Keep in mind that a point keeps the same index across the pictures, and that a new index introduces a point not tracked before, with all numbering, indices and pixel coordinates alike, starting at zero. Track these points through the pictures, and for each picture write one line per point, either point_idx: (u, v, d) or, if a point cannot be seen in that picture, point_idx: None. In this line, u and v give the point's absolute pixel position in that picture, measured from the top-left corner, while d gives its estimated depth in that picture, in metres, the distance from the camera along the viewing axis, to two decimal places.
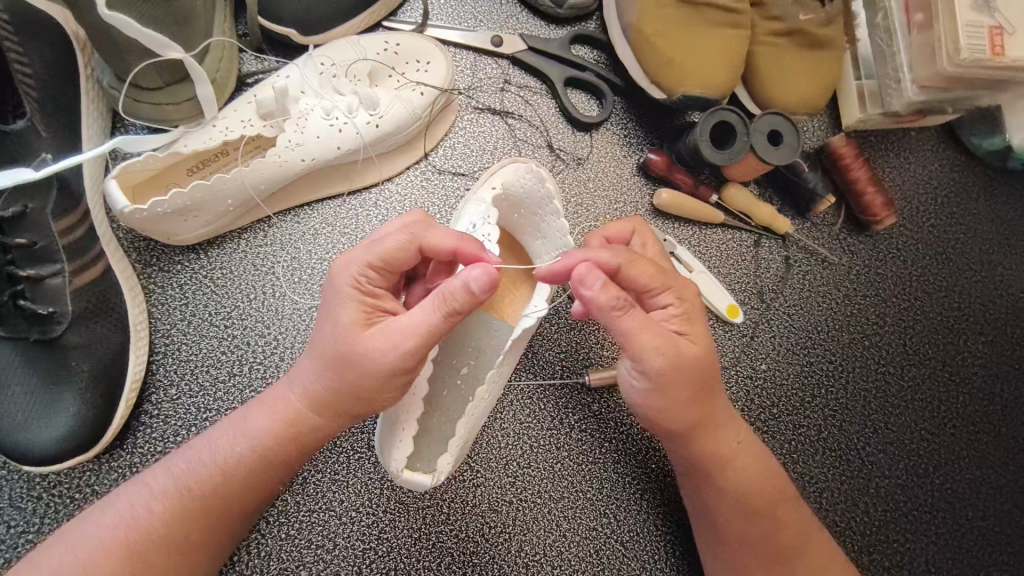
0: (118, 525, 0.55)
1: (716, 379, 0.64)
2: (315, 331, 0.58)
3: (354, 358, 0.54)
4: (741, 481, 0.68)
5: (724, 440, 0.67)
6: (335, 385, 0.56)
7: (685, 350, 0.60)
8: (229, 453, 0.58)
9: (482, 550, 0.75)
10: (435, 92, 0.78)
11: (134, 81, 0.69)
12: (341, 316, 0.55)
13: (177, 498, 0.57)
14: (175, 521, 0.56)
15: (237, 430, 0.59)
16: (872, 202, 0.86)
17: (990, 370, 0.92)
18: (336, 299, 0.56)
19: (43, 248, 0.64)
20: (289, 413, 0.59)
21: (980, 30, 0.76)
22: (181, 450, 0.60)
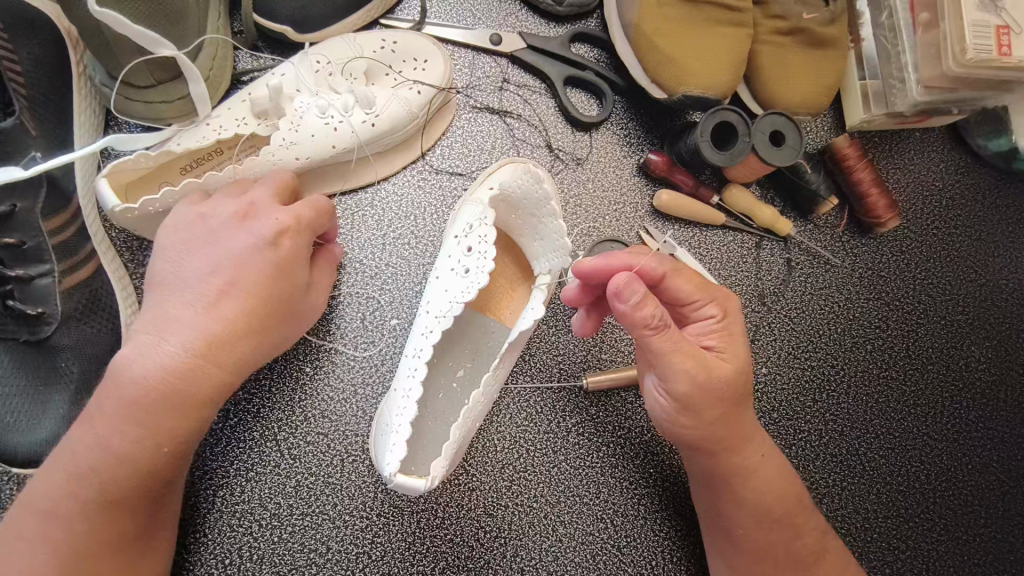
0: (48, 539, 0.54)
1: (746, 396, 0.64)
2: (223, 284, 0.59)
3: (276, 312, 0.61)
4: (763, 492, 0.67)
5: (754, 450, 0.66)
6: (244, 347, 0.59)
7: (716, 369, 0.61)
8: (133, 454, 0.55)
9: (477, 554, 0.74)
10: (432, 91, 0.77)
11: (126, 77, 0.68)
12: (288, 266, 0.61)
13: (101, 501, 0.55)
14: (95, 514, 0.55)
15: (126, 428, 0.55)
16: (875, 204, 0.85)
17: (993, 374, 0.91)
18: (269, 256, 0.61)
19: (33, 248, 0.63)
20: (187, 394, 0.56)
21: (987, 29, 0.75)
22: (62, 464, 0.56)
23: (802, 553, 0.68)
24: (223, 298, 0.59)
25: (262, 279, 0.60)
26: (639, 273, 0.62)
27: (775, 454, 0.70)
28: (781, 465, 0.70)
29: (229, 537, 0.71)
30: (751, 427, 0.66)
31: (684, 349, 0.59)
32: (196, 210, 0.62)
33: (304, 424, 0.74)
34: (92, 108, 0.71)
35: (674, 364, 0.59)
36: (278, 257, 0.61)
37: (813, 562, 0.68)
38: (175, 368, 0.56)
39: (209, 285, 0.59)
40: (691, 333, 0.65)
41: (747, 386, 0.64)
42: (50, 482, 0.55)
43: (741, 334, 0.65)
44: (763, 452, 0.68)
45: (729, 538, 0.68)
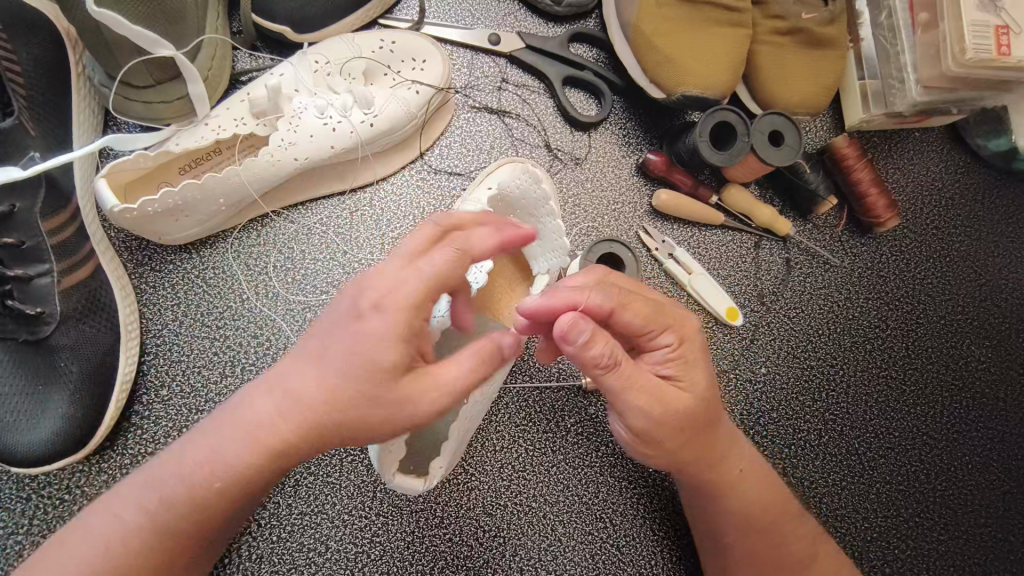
0: (98, 552, 0.51)
1: (716, 413, 0.63)
2: (323, 355, 0.51)
3: (375, 402, 0.50)
4: (748, 503, 0.67)
5: (731, 469, 0.66)
6: (335, 424, 0.51)
7: (672, 400, 0.58)
8: (211, 484, 0.52)
9: (476, 554, 0.75)
10: (431, 91, 0.77)
11: (125, 78, 0.68)
12: (383, 349, 0.50)
13: (159, 525, 0.52)
14: (154, 538, 0.52)
15: (207, 456, 0.52)
16: (874, 204, 0.85)
17: (992, 374, 0.90)
18: (379, 329, 0.50)
19: (32, 247, 0.63)
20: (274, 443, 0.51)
21: (987, 29, 0.75)
22: (143, 475, 0.54)
23: (792, 565, 0.68)
24: (317, 366, 0.51)
25: (366, 355, 0.50)
26: (584, 311, 0.56)
27: (762, 468, 0.69)
28: (771, 479, 0.69)
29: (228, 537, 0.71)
30: (725, 448, 0.65)
31: (637, 386, 0.56)
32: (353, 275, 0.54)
33: None
34: (91, 108, 0.71)
35: (628, 400, 0.57)
36: (376, 339, 0.50)
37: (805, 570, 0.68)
38: (265, 413, 0.52)
39: (310, 349, 0.52)
40: (648, 362, 0.61)
41: (712, 411, 0.62)
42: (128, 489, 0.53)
43: (701, 359, 0.62)
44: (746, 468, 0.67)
45: (720, 545, 0.69)
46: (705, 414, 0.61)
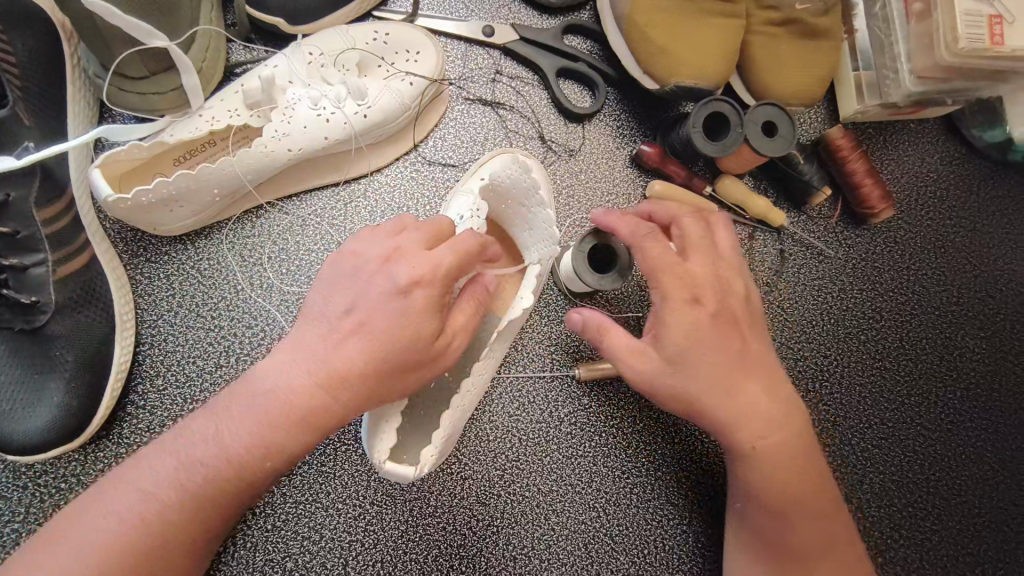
0: (126, 523, 0.52)
1: (726, 376, 0.62)
2: (360, 327, 0.56)
3: (409, 364, 0.56)
4: (764, 481, 0.64)
5: (747, 437, 0.63)
6: (371, 388, 0.56)
7: (639, 357, 0.62)
8: (245, 458, 0.54)
9: (469, 543, 0.75)
10: (425, 83, 0.78)
11: (119, 68, 0.69)
12: (416, 323, 0.55)
13: (190, 497, 0.54)
14: (189, 509, 0.54)
15: (249, 431, 0.54)
16: (868, 195, 0.85)
17: (987, 365, 0.90)
18: (405, 307, 0.55)
19: (27, 237, 0.63)
20: (309, 414, 0.55)
21: (980, 19, 0.75)
22: (172, 452, 0.55)
23: (810, 554, 0.64)
24: (354, 337, 0.56)
25: (397, 324, 0.55)
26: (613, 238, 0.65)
27: (790, 440, 0.65)
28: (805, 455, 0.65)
29: None
30: (748, 412, 0.62)
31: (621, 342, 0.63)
32: (378, 251, 0.58)
33: None
34: (85, 99, 0.71)
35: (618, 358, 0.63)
36: (406, 312, 0.55)
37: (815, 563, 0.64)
38: (302, 388, 0.55)
39: (346, 321, 0.56)
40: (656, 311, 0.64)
41: (726, 372, 0.62)
42: (153, 465, 0.55)
43: (715, 315, 0.62)
44: (772, 440, 0.63)
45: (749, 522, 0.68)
46: (711, 372, 0.61)
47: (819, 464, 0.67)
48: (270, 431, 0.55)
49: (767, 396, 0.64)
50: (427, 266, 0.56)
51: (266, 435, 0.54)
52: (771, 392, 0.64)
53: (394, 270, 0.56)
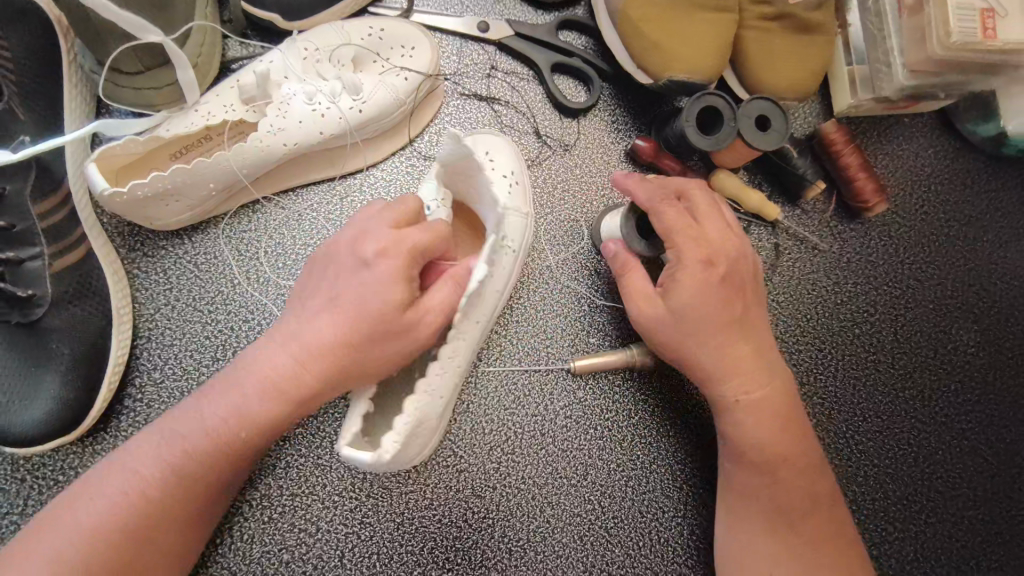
0: (116, 504, 0.55)
1: (726, 331, 0.66)
2: (333, 301, 0.59)
3: (381, 332, 0.58)
4: (761, 436, 0.66)
5: (730, 392, 0.67)
6: (346, 361, 0.58)
7: (647, 305, 0.68)
8: (225, 434, 0.58)
9: (465, 535, 0.75)
10: (420, 78, 0.78)
11: (114, 65, 0.69)
12: (388, 291, 0.58)
13: (175, 476, 0.57)
14: (177, 487, 0.57)
15: (230, 409, 0.58)
16: (862, 188, 0.85)
17: (981, 358, 0.91)
18: (374, 278, 0.58)
19: (23, 230, 0.64)
20: (283, 385, 0.58)
21: (972, 12, 0.75)
22: (158, 431, 0.58)
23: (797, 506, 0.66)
24: (326, 309, 0.59)
25: (372, 299, 0.58)
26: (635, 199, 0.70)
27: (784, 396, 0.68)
28: (790, 414, 0.68)
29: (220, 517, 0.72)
30: (732, 366, 0.66)
31: (634, 293, 0.69)
32: (351, 234, 0.62)
33: None
34: (82, 94, 0.72)
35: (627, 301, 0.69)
36: (379, 282, 0.58)
37: (800, 522, 0.65)
38: (278, 363, 0.58)
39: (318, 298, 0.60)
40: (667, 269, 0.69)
41: (714, 327, 0.65)
42: (140, 447, 0.57)
43: (721, 279, 0.66)
44: (757, 395, 0.67)
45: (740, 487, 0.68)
46: (702, 329, 0.65)
47: (803, 424, 0.69)
48: (252, 407, 0.58)
49: (753, 355, 0.67)
50: (394, 240, 0.60)
51: (248, 410, 0.58)
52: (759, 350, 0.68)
53: (364, 246, 0.60)
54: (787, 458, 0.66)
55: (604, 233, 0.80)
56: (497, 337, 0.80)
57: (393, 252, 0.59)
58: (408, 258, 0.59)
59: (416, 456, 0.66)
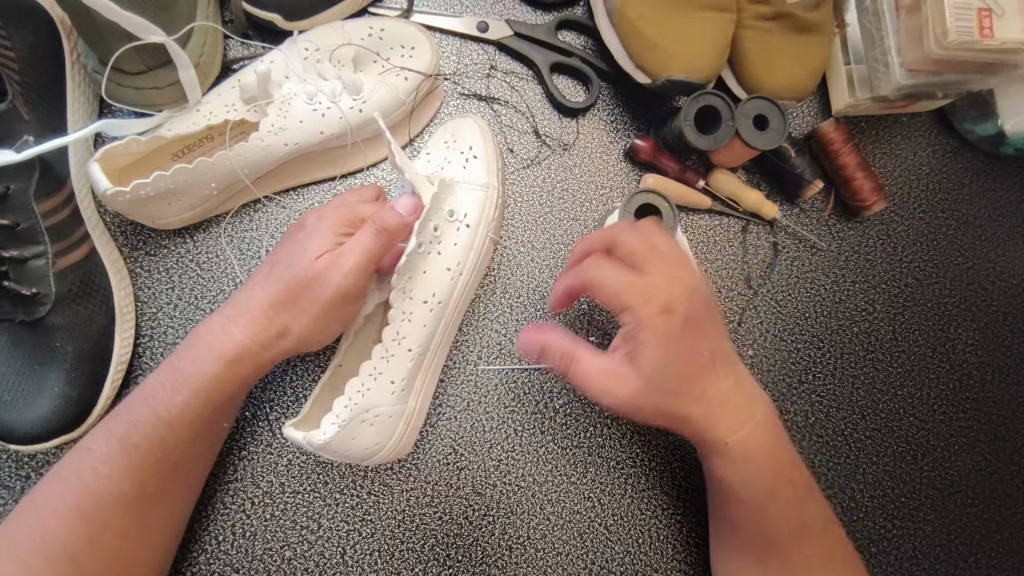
0: (76, 479, 0.58)
1: (704, 382, 0.63)
2: (269, 270, 0.64)
3: (305, 279, 0.62)
4: (743, 468, 0.66)
5: (720, 435, 0.65)
6: (279, 318, 0.62)
7: (619, 376, 0.62)
8: (169, 404, 0.60)
9: (465, 532, 0.76)
10: (420, 78, 0.78)
11: (117, 65, 0.70)
12: (313, 244, 0.63)
13: (125, 449, 0.59)
14: (128, 460, 0.59)
15: (173, 378, 0.61)
16: (860, 187, 0.86)
17: (980, 357, 0.91)
18: (304, 239, 0.64)
19: (27, 229, 0.64)
20: (223, 348, 0.62)
21: (969, 12, 0.76)
22: (116, 412, 0.62)
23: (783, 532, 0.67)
24: (263, 276, 0.64)
25: (297, 257, 0.63)
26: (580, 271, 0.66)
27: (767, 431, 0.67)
28: (775, 437, 0.68)
29: (223, 515, 0.73)
30: (718, 408, 0.64)
31: (601, 370, 0.62)
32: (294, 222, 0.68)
33: (294, 404, 0.76)
34: (85, 94, 0.73)
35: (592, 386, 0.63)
36: (308, 240, 0.64)
37: (786, 545, 0.67)
38: (219, 327, 0.63)
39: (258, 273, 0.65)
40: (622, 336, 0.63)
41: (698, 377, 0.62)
42: (98, 430, 0.61)
43: (686, 325, 0.62)
44: (744, 433, 0.65)
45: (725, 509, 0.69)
46: (688, 382, 0.62)
47: (789, 441, 0.70)
48: (196, 374, 0.61)
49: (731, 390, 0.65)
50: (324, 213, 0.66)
51: (191, 376, 0.61)
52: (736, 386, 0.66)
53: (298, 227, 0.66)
54: (775, 486, 0.67)
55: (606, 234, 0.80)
56: (497, 335, 0.81)
57: (320, 220, 0.65)
58: (331, 220, 0.65)
59: (388, 450, 0.70)
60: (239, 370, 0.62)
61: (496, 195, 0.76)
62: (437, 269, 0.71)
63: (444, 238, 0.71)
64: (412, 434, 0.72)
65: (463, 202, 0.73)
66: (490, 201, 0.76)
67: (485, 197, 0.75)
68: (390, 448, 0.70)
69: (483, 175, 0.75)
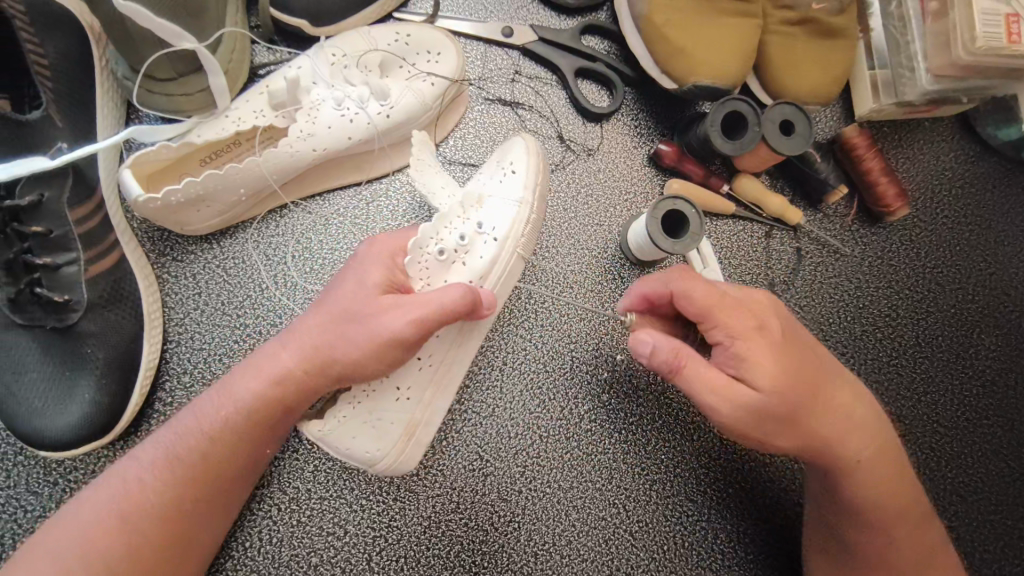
0: (119, 493, 0.59)
1: (824, 391, 0.63)
2: (322, 299, 0.65)
3: (357, 311, 0.62)
4: (869, 484, 0.66)
5: (852, 450, 0.64)
6: (326, 346, 0.62)
7: (742, 393, 0.60)
8: (213, 422, 0.62)
9: (491, 539, 0.76)
10: (446, 83, 0.78)
11: (147, 71, 0.70)
12: (371, 273, 0.64)
13: (170, 464, 0.60)
14: (170, 475, 0.60)
15: (221, 397, 0.63)
16: (884, 193, 0.85)
17: (1003, 362, 0.91)
18: (359, 267, 0.65)
19: (59, 236, 0.64)
20: (272, 372, 0.63)
21: (997, 17, 0.75)
22: (166, 426, 0.63)
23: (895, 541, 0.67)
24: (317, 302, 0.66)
25: (352, 292, 0.63)
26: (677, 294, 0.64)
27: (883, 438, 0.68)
28: (887, 455, 0.67)
29: (250, 522, 0.72)
30: (845, 421, 0.64)
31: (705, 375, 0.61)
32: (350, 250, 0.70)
33: None
34: (113, 100, 0.73)
35: (703, 395, 0.61)
36: (364, 268, 0.65)
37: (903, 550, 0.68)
38: (270, 351, 0.64)
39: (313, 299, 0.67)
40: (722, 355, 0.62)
41: (796, 396, 0.60)
42: (143, 446, 0.62)
43: (782, 337, 0.62)
44: (866, 446, 0.65)
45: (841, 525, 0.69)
46: (812, 394, 0.61)
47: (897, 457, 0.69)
48: (242, 394, 0.62)
49: (851, 400, 0.65)
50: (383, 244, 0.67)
51: (238, 397, 0.62)
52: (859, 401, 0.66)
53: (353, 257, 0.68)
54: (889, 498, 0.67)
55: (632, 241, 0.81)
56: (522, 341, 0.81)
57: (375, 253, 0.66)
58: (386, 255, 0.66)
59: (390, 463, 0.68)
60: (289, 399, 0.63)
61: (531, 212, 0.74)
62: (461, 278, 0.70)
63: (471, 249, 0.70)
64: (417, 448, 0.70)
65: (495, 215, 0.72)
66: (524, 217, 0.74)
67: (518, 212, 0.73)
68: (391, 461, 0.68)
69: (519, 190, 0.74)
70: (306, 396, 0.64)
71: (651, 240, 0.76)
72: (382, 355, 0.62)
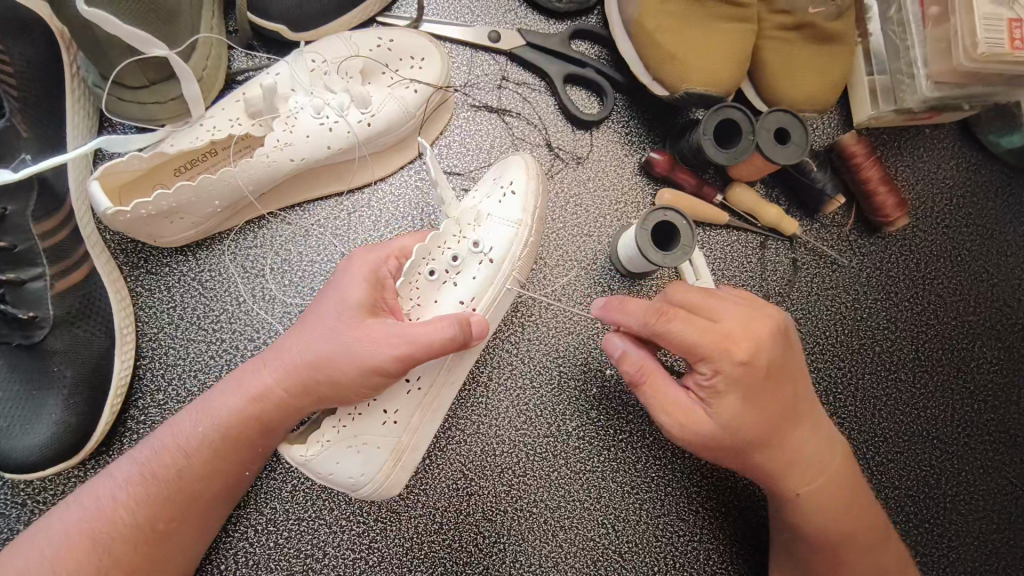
0: (91, 510, 0.57)
1: (786, 419, 0.62)
2: (305, 317, 0.63)
3: (339, 336, 0.60)
4: (825, 522, 0.65)
5: (795, 485, 0.64)
6: (306, 370, 0.60)
7: (699, 418, 0.61)
8: (191, 439, 0.60)
9: (475, 560, 0.73)
10: (429, 90, 0.76)
11: (118, 79, 0.67)
12: (356, 291, 0.62)
13: (145, 481, 0.58)
14: (144, 492, 0.58)
15: (200, 414, 0.61)
16: (884, 203, 0.83)
17: (1004, 377, 0.88)
18: (343, 286, 0.63)
19: (24, 250, 0.62)
20: (252, 397, 0.61)
21: (1000, 22, 0.72)
22: (142, 442, 0.61)
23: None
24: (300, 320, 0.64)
25: (334, 310, 0.61)
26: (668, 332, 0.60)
27: (847, 474, 0.66)
28: (851, 493, 0.66)
29: (225, 544, 0.70)
30: (798, 458, 0.63)
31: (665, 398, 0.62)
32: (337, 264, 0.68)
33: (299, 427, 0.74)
34: (84, 109, 0.70)
35: (656, 413, 0.62)
36: (350, 284, 0.63)
37: None
38: (251, 370, 0.62)
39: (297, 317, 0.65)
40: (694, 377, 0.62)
41: (751, 425, 0.60)
42: (119, 460, 0.60)
43: (766, 370, 0.60)
44: (823, 478, 0.64)
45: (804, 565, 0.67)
46: (775, 420, 0.61)
47: (865, 495, 0.67)
48: (221, 411, 0.61)
49: (808, 435, 0.64)
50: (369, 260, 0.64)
51: (217, 413, 0.61)
52: (823, 438, 0.66)
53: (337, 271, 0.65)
54: (852, 537, 0.65)
55: (622, 255, 0.78)
56: (508, 356, 0.78)
57: (359, 270, 0.63)
58: (369, 271, 0.63)
59: (375, 488, 0.66)
60: (269, 422, 0.62)
61: (529, 235, 0.71)
62: (449, 300, 0.68)
63: (462, 270, 0.68)
64: (403, 472, 0.68)
65: (492, 235, 0.70)
66: (521, 239, 0.71)
67: (514, 233, 0.70)
68: (376, 487, 0.66)
69: (517, 212, 0.71)
70: (287, 417, 0.62)
71: (641, 253, 0.73)
72: (363, 385, 0.60)
